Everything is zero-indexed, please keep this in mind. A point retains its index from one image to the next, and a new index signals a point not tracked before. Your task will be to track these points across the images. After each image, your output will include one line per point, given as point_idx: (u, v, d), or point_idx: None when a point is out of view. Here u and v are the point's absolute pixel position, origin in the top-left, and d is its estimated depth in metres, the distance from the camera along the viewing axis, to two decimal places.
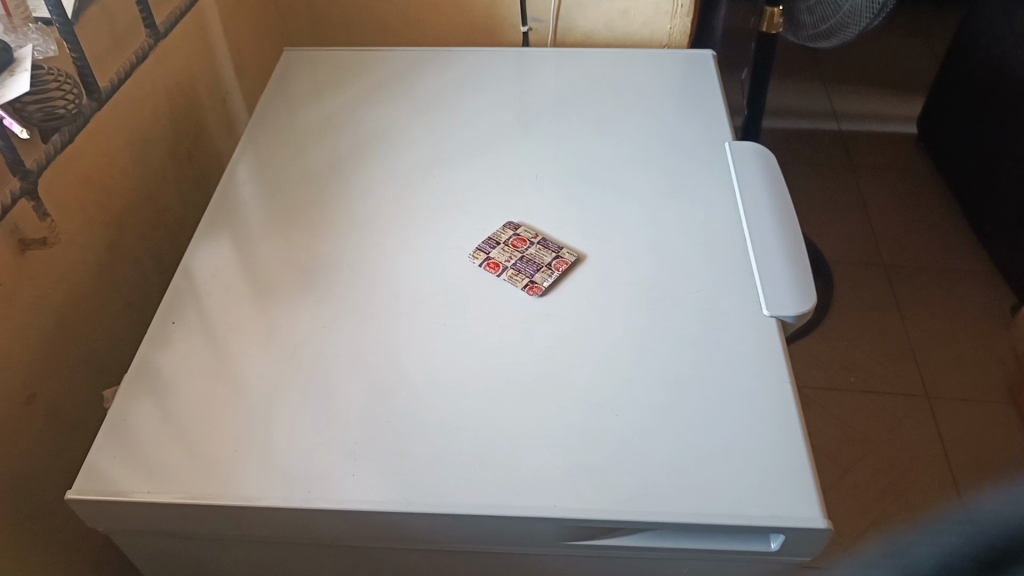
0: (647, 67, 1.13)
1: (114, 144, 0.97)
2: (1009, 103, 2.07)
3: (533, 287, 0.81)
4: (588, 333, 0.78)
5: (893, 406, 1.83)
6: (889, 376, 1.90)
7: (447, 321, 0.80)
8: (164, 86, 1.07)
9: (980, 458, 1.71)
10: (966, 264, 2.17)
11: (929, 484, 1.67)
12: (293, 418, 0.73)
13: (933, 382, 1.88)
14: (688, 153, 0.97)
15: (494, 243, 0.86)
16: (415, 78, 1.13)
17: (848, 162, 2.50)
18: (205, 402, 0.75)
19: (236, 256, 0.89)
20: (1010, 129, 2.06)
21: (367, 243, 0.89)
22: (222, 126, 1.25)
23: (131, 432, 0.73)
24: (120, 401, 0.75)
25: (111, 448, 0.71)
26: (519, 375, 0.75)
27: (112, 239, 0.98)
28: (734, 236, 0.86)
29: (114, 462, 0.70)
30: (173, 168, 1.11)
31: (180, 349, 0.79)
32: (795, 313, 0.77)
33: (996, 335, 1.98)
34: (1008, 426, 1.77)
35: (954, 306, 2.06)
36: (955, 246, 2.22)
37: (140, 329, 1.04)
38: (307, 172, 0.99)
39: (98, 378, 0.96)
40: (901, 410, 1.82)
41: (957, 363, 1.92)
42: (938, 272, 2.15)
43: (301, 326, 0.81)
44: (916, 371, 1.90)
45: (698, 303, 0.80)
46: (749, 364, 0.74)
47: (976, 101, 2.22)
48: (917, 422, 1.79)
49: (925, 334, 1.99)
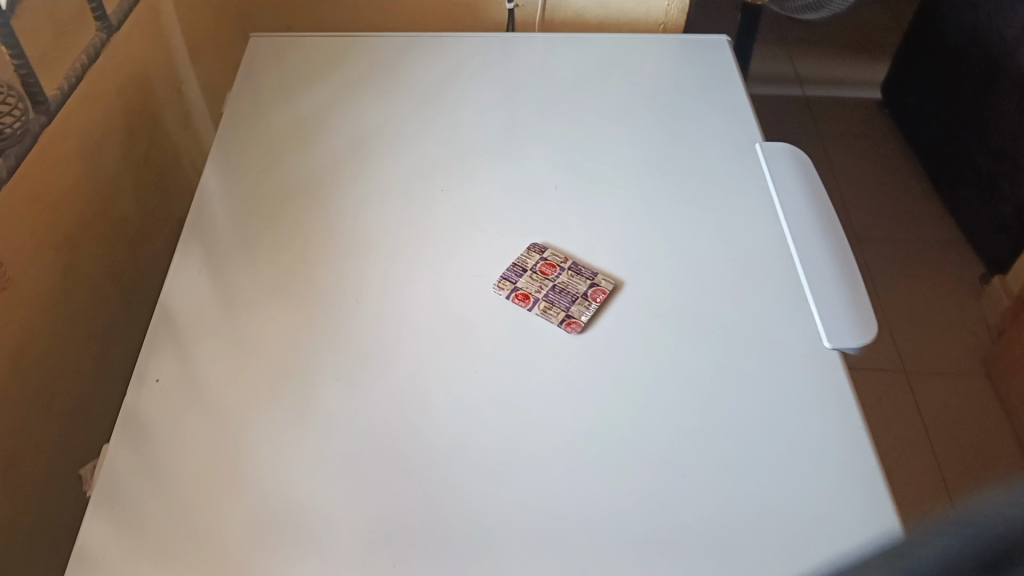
0: (657, 53, 1.03)
1: (63, 155, 0.83)
2: (981, 71, 2.02)
3: (570, 322, 0.73)
4: (635, 375, 0.71)
5: (876, 382, 1.81)
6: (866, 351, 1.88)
7: (476, 366, 0.71)
8: (115, 81, 0.93)
9: (958, 432, 1.70)
10: (936, 234, 2.17)
11: (912, 461, 1.64)
12: (314, 499, 0.63)
13: (909, 355, 1.86)
14: (716, 154, 0.89)
15: (520, 269, 0.77)
16: (402, 68, 1.01)
17: (815, 130, 2.46)
18: (206, 480, 0.64)
19: (221, 292, 0.77)
20: (984, 99, 2.01)
21: (374, 270, 0.78)
22: (179, 119, 1.10)
23: (123, 523, 0.62)
24: (103, 483, 0.64)
25: (103, 546, 0.61)
26: (566, 430, 0.67)
27: (68, 266, 0.85)
28: (780, 255, 0.79)
29: (107, 566, 0.60)
30: (129, 175, 0.97)
31: (167, 413, 0.68)
32: (859, 344, 0.71)
33: (968, 306, 1.97)
34: (985, 398, 1.76)
35: (929, 277, 2.05)
36: (923, 216, 2.21)
37: (105, 364, 0.92)
38: (292, 184, 0.87)
39: (60, 427, 0.84)
40: (880, 386, 1.80)
41: (930, 339, 1.91)
42: (909, 244, 2.14)
43: (308, 377, 0.70)
44: (892, 345, 1.89)
45: (752, 335, 0.73)
46: (814, 407, 0.69)
47: (949, 69, 2.16)
48: (896, 397, 1.77)
49: (899, 306, 1.98)
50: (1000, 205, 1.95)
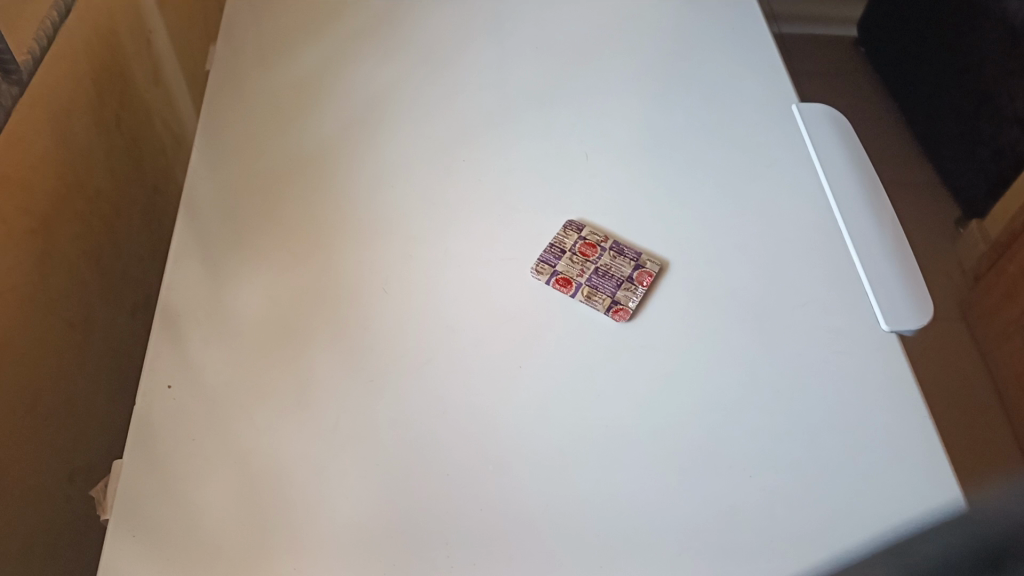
0: (677, 5, 0.96)
1: (29, 125, 0.73)
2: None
3: (618, 309, 0.68)
4: (688, 367, 0.66)
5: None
6: None
7: (519, 363, 0.65)
8: (80, 35, 0.82)
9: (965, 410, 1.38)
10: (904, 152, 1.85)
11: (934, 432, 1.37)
12: (359, 511, 0.58)
13: None
14: (751, 118, 0.84)
15: (559, 251, 0.71)
16: (403, 23, 0.92)
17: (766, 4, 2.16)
18: (235, 499, 0.58)
19: (229, 284, 0.70)
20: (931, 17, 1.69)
21: (398, 254, 0.72)
22: (148, 74, 0.99)
23: (147, 552, 0.56)
24: (118, 509, 0.58)
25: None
26: (623, 429, 0.62)
27: (45, 249, 0.76)
28: (828, 230, 0.75)
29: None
30: (101, 141, 0.87)
31: (184, 425, 0.62)
32: (916, 327, 0.68)
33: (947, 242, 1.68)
34: (974, 362, 1.45)
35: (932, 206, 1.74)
36: (876, 133, 1.87)
37: (84, 354, 0.84)
38: (296, 158, 0.79)
39: (42, 427, 0.77)
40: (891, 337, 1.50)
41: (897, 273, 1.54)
42: (909, 165, 1.81)
43: (337, 379, 0.64)
44: None
45: (805, 318, 0.69)
46: (881, 396, 0.65)
47: None
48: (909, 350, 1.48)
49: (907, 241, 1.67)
50: (971, 145, 1.62)
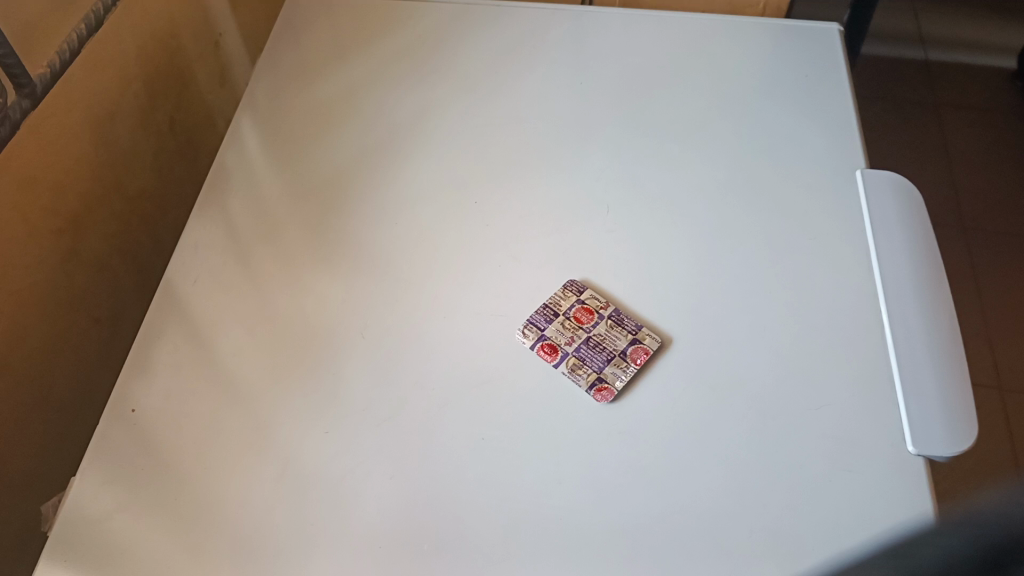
0: (755, 43, 0.90)
1: (67, 126, 0.76)
2: None
3: (601, 388, 0.64)
4: (665, 462, 0.60)
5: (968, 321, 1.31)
6: (997, 350, 1.28)
7: (483, 432, 0.63)
8: (133, 39, 0.85)
9: None
10: None
11: None
12: (309, 510, 0.60)
13: None
14: (805, 180, 0.76)
15: (552, 314, 0.69)
16: (449, 42, 0.94)
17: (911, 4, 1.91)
18: (167, 525, 0.60)
19: (238, 281, 0.74)
20: None
21: (402, 267, 0.74)
22: (213, 75, 1.02)
23: (115, 522, 0.61)
24: (97, 481, 0.63)
25: (99, 543, 0.60)
26: (582, 522, 0.58)
27: (73, 249, 0.79)
28: (866, 325, 0.66)
29: (103, 561, 0.59)
30: (150, 143, 0.90)
31: (169, 411, 0.66)
32: (948, 454, 0.59)
33: None
34: None
35: None
36: None
37: (113, 349, 0.86)
38: (326, 168, 0.83)
39: (61, 420, 0.79)
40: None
41: (1009, 324, 1.31)
42: None
43: (291, 413, 0.65)
44: None
45: (819, 423, 0.61)
46: (892, 526, 0.56)
47: None
48: None
49: None
50: None
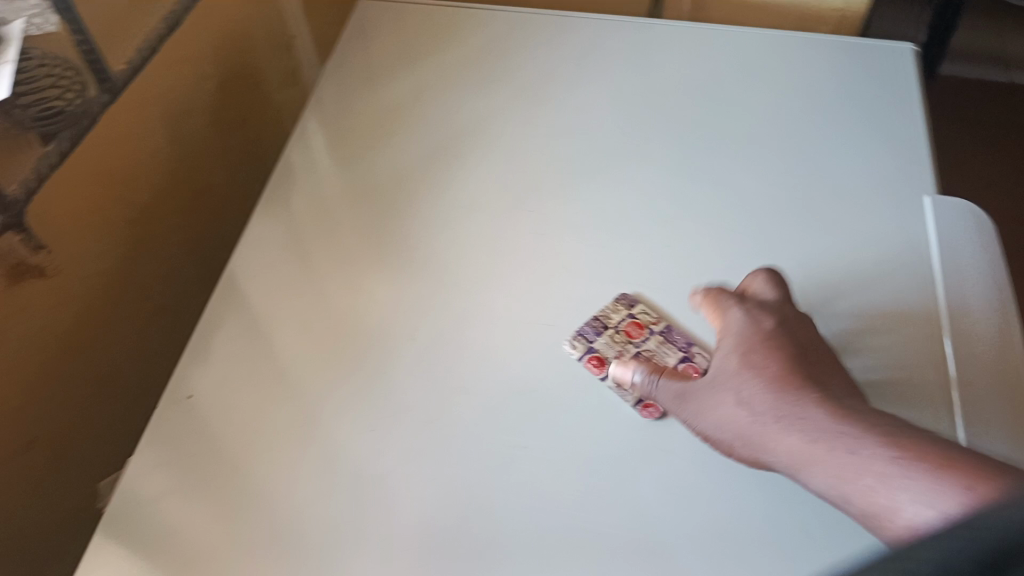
0: (825, 61, 0.88)
1: (142, 120, 0.79)
2: None
3: (648, 404, 0.63)
4: (709, 484, 0.59)
5: None
6: None
7: (525, 439, 0.63)
8: (209, 39, 0.88)
9: None
10: None
11: None
12: (351, 505, 0.61)
13: None
14: (870, 202, 0.74)
15: (602, 326, 0.68)
16: (516, 50, 0.94)
17: None
18: (215, 510, 0.62)
19: (296, 277, 0.76)
20: None
21: (456, 271, 0.75)
22: (283, 76, 1.05)
23: (164, 505, 0.62)
24: (150, 463, 0.65)
25: (149, 523, 0.62)
26: (620, 537, 0.57)
27: (141, 237, 0.82)
28: (927, 355, 0.64)
29: (152, 540, 0.61)
30: (220, 139, 0.93)
31: (223, 399, 0.68)
32: None
33: None
34: None
35: None
36: None
37: (175, 337, 0.89)
38: (388, 170, 0.84)
39: (122, 401, 0.82)
40: None
41: None
42: None
43: (340, 408, 0.66)
44: None
45: None
46: None
47: None
48: None
49: None
50: None
